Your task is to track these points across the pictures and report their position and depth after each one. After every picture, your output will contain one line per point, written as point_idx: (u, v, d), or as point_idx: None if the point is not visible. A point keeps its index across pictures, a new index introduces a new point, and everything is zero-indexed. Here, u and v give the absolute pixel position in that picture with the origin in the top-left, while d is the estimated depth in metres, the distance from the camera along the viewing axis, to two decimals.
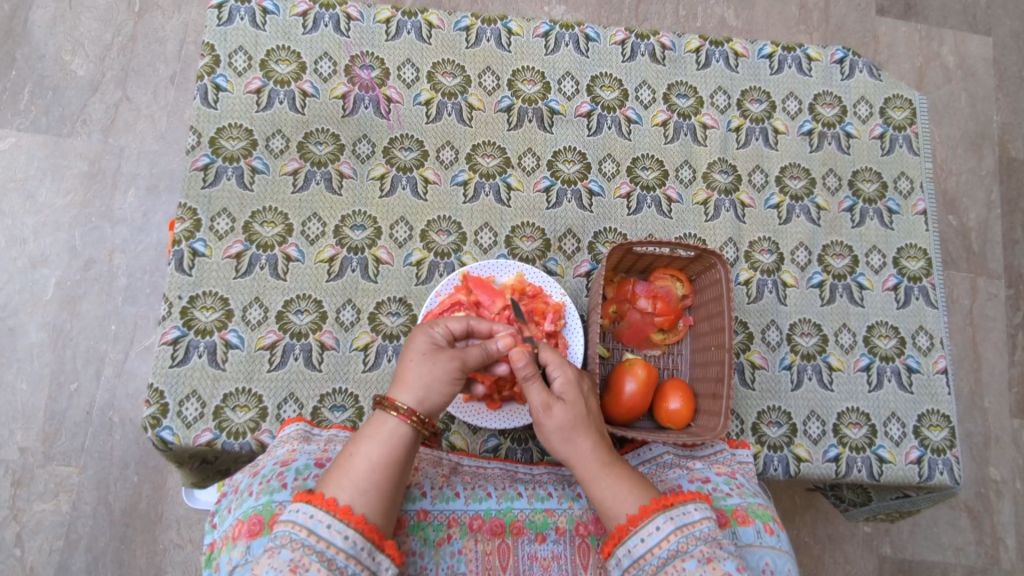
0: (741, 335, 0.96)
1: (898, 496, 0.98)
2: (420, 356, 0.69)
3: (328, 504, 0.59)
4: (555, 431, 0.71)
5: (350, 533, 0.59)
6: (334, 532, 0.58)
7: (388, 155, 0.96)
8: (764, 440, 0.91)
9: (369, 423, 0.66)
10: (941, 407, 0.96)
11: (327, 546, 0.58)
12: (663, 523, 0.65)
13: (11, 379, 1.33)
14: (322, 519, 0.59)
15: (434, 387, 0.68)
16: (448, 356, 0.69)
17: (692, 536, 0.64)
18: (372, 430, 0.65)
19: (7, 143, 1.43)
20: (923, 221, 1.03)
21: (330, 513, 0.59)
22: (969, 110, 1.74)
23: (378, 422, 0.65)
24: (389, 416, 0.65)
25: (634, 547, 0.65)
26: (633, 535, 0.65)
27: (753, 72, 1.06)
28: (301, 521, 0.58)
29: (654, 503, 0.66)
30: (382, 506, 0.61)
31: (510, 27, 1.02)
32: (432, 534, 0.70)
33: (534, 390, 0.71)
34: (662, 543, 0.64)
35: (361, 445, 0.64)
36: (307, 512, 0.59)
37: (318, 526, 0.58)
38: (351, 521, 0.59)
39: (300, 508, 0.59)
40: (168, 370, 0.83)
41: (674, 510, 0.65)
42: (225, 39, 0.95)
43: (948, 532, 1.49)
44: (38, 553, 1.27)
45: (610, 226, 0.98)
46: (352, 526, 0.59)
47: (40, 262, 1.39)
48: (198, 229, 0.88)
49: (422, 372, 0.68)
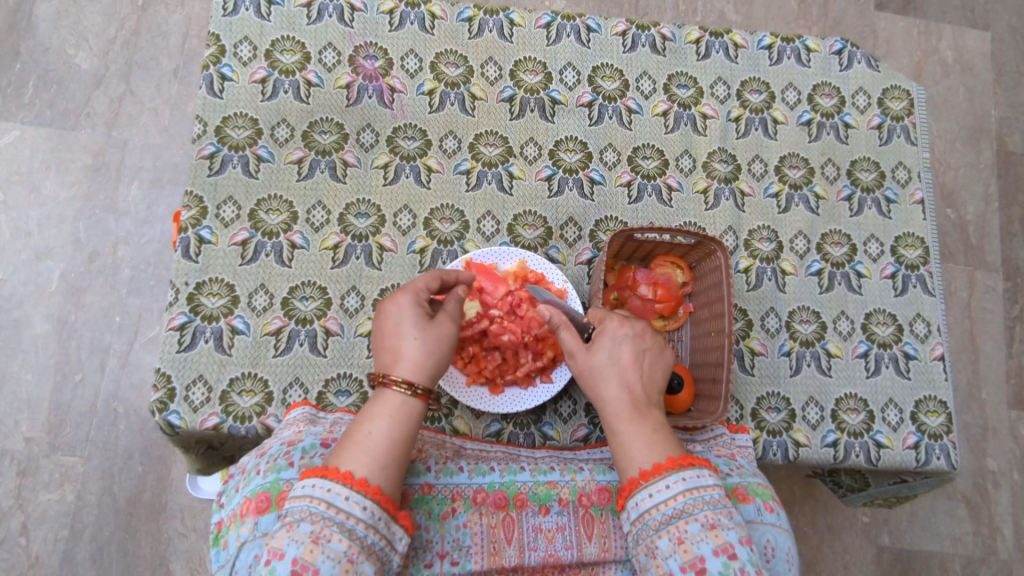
0: (740, 322, 0.97)
1: (895, 482, 0.99)
2: (417, 335, 0.70)
3: (344, 477, 0.60)
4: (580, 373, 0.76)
5: (367, 504, 0.60)
6: (352, 504, 0.59)
7: (392, 145, 0.97)
8: (763, 425, 0.92)
9: (373, 402, 0.67)
10: (938, 393, 0.97)
11: (347, 517, 0.59)
12: (674, 483, 0.66)
13: (15, 371, 1.34)
14: (339, 492, 0.60)
15: (433, 359, 0.70)
16: (441, 329, 0.72)
17: (699, 500, 0.65)
18: (375, 407, 0.66)
19: (11, 136, 1.44)
20: (921, 210, 1.04)
21: (346, 486, 0.60)
22: (967, 104, 1.75)
23: (383, 399, 0.67)
24: (393, 395, 0.67)
25: (642, 501, 0.66)
26: (642, 490, 0.66)
27: (752, 63, 1.07)
28: (319, 495, 0.59)
29: (669, 462, 0.67)
30: (397, 473, 0.63)
31: (512, 18, 1.03)
32: (436, 508, 0.71)
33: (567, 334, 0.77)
34: (670, 501, 0.65)
35: (366, 423, 0.65)
36: (324, 487, 0.60)
37: (336, 499, 0.59)
38: (368, 492, 0.60)
39: (316, 483, 0.60)
40: (175, 355, 0.84)
41: (685, 472, 0.66)
42: (230, 29, 0.96)
43: (947, 522, 1.50)
44: (43, 542, 1.28)
45: (611, 215, 0.99)
46: (370, 498, 0.60)
47: (45, 254, 1.40)
48: (204, 216, 0.89)
49: (419, 350, 0.70)
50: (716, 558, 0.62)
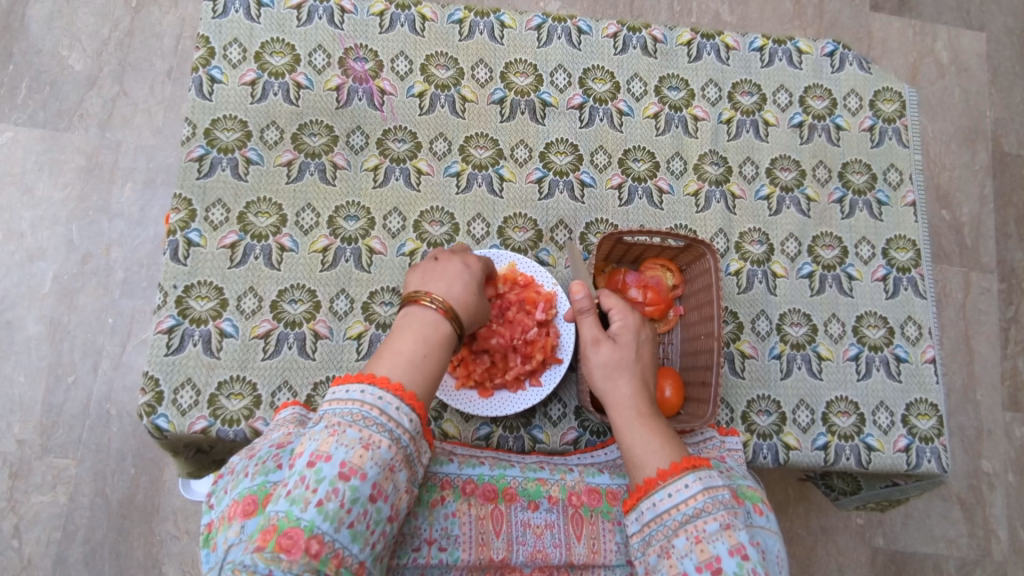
0: (731, 325, 0.97)
1: (887, 485, 0.99)
2: (471, 283, 0.77)
3: (396, 388, 0.64)
4: (598, 367, 0.78)
5: (413, 418, 0.64)
6: (401, 415, 0.63)
7: (382, 147, 0.97)
8: (753, 429, 0.92)
9: (422, 322, 0.71)
10: (929, 395, 0.97)
11: (395, 426, 0.63)
12: (691, 482, 0.67)
13: (8, 372, 1.34)
14: (391, 401, 0.63)
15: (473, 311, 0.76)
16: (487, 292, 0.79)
17: (717, 500, 0.66)
18: (420, 326, 0.70)
19: (4, 137, 1.44)
20: (912, 212, 1.04)
21: (397, 396, 0.64)
22: (962, 105, 1.75)
23: (435, 324, 0.71)
24: (444, 324, 0.72)
25: (659, 501, 0.67)
26: (660, 489, 0.68)
27: (743, 65, 1.07)
28: (370, 402, 0.62)
29: (684, 462, 0.69)
30: (428, 399, 0.68)
31: (502, 20, 1.03)
32: (426, 496, 0.71)
33: (588, 325, 0.80)
34: (688, 501, 0.66)
35: (415, 342, 0.69)
36: (376, 394, 0.63)
37: (387, 407, 0.63)
38: (414, 406, 0.65)
39: (368, 390, 0.63)
40: (163, 358, 0.84)
41: (702, 472, 0.68)
42: (219, 31, 0.95)
43: (941, 524, 1.50)
44: (36, 544, 1.28)
45: (602, 217, 0.99)
46: (415, 413, 0.65)
47: (37, 256, 1.40)
48: (192, 219, 0.89)
49: (471, 297, 0.76)
50: (731, 557, 0.62)
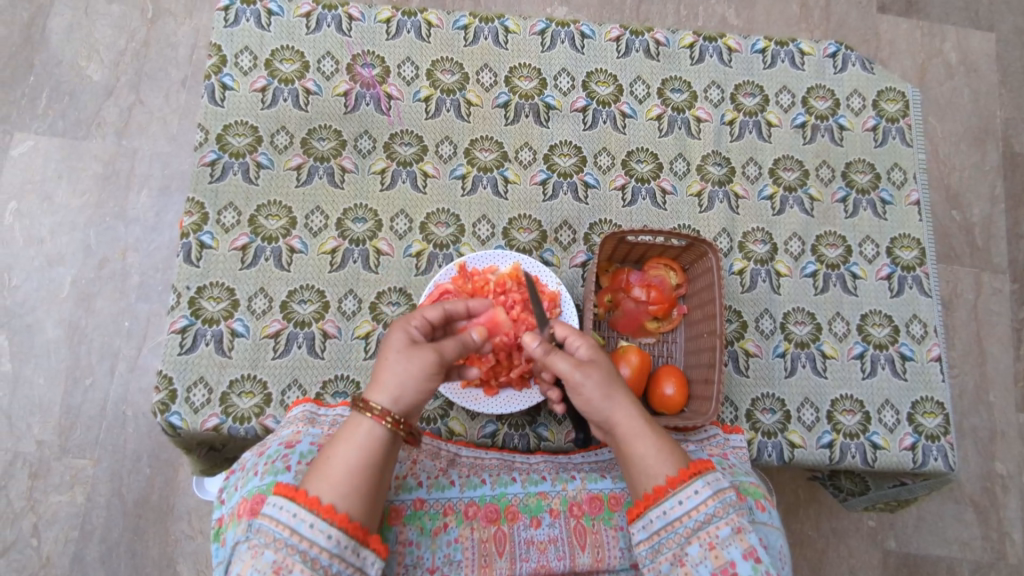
0: (734, 324, 0.98)
1: (894, 484, 0.99)
2: (397, 353, 0.70)
3: (311, 502, 0.62)
4: (596, 392, 0.71)
5: (332, 532, 0.61)
6: (317, 532, 0.61)
7: (389, 150, 0.99)
8: (758, 427, 0.93)
9: (348, 425, 0.67)
10: (935, 394, 0.97)
11: (310, 545, 0.61)
12: (700, 488, 0.67)
13: (28, 375, 1.37)
14: (305, 518, 0.62)
15: (409, 386, 0.68)
16: (424, 350, 0.70)
17: (726, 503, 0.67)
18: (350, 433, 0.66)
19: (26, 146, 1.48)
20: (917, 211, 1.04)
21: (313, 512, 0.62)
22: (971, 105, 1.74)
23: (356, 426, 0.66)
24: (365, 418, 0.66)
25: (670, 509, 0.67)
26: (671, 497, 0.67)
27: (745, 67, 1.08)
28: (285, 520, 0.62)
29: (690, 468, 0.69)
30: (362, 515, 0.63)
31: (507, 25, 1.04)
32: (428, 524, 0.74)
33: (561, 360, 0.72)
34: (699, 506, 0.67)
35: (342, 447, 0.65)
36: (290, 511, 0.62)
37: (302, 525, 0.61)
38: (334, 520, 0.62)
39: (284, 505, 0.62)
40: (176, 358, 0.86)
41: (710, 476, 0.68)
42: (231, 39, 0.98)
43: (954, 527, 1.49)
44: (54, 543, 1.30)
45: (606, 218, 1.00)
46: (335, 525, 0.61)
47: (57, 261, 1.43)
48: (205, 222, 0.92)
49: (399, 369, 0.69)
50: (745, 561, 0.64)
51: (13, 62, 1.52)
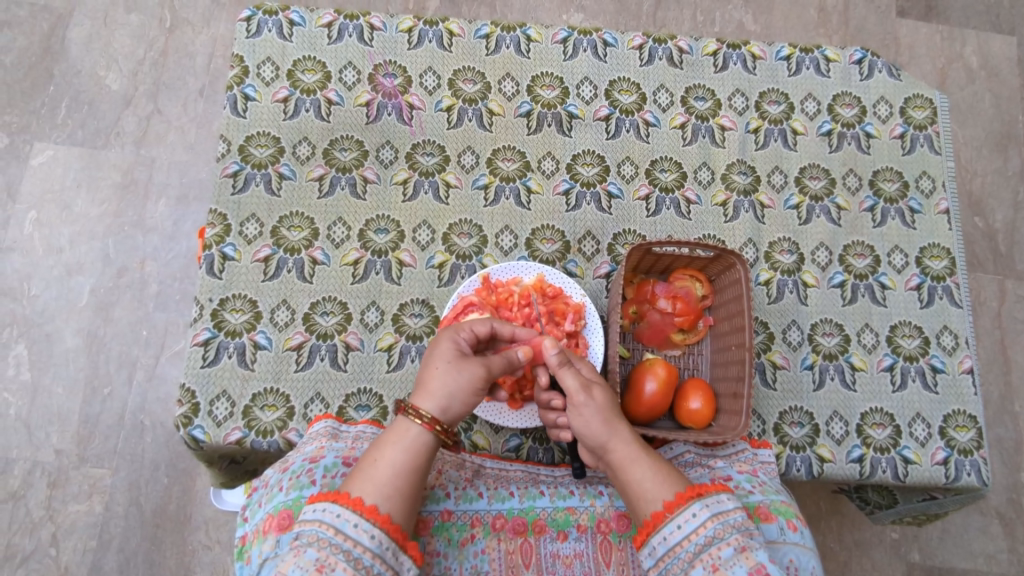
0: (762, 335, 0.96)
1: (924, 498, 0.97)
2: (447, 363, 0.72)
3: (354, 503, 0.62)
4: (597, 412, 0.72)
5: (376, 532, 0.61)
6: (360, 532, 0.61)
7: (411, 161, 0.98)
8: (786, 440, 0.91)
9: (394, 428, 0.69)
10: (967, 407, 0.95)
11: (353, 545, 0.60)
12: (699, 510, 0.66)
13: (47, 384, 1.37)
14: (349, 518, 0.61)
15: (457, 397, 0.71)
16: (475, 364, 0.73)
17: (727, 524, 0.65)
18: (398, 435, 0.68)
19: (45, 156, 1.49)
20: (946, 220, 1.02)
21: (356, 512, 0.61)
22: (993, 110, 1.72)
23: (403, 429, 0.68)
24: (414, 423, 0.68)
25: (670, 534, 0.65)
26: (669, 522, 0.66)
27: (770, 75, 1.06)
28: (329, 520, 0.61)
29: (688, 491, 0.67)
30: (406, 518, 0.64)
31: (529, 34, 1.04)
32: (455, 535, 0.73)
33: (568, 376, 0.75)
34: (699, 529, 0.65)
35: (387, 449, 0.67)
36: (334, 512, 0.61)
37: (344, 525, 0.61)
38: (377, 520, 0.62)
39: (326, 508, 0.62)
40: (199, 370, 0.86)
41: (708, 498, 0.67)
42: (253, 50, 0.98)
43: (979, 540, 1.46)
44: (72, 553, 1.30)
45: (630, 228, 0.99)
46: (378, 526, 0.61)
47: (76, 270, 1.44)
48: (227, 234, 0.91)
49: (447, 380, 0.71)
50: None
51: (33, 72, 1.53)
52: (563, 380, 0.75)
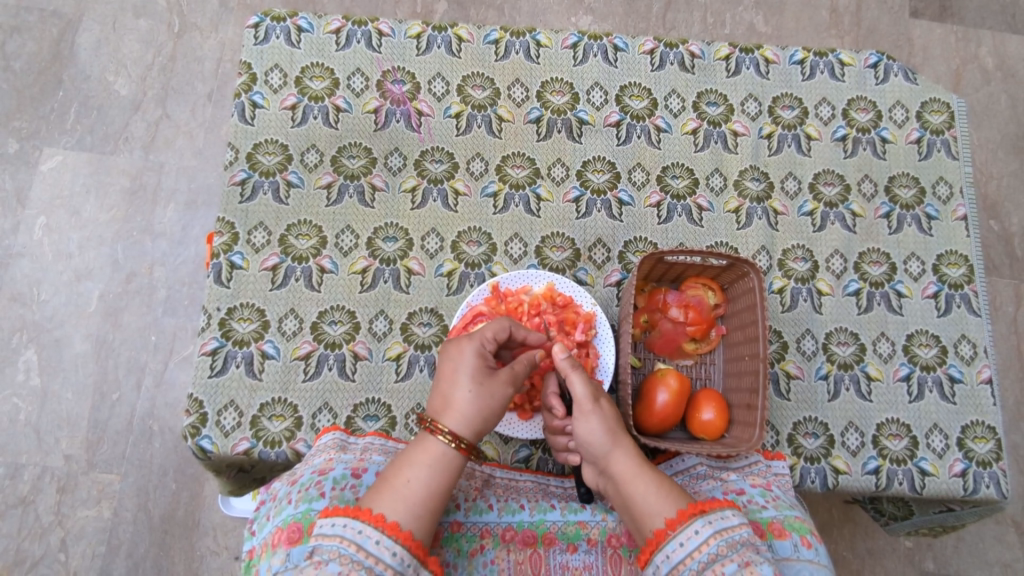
0: (775, 345, 0.95)
1: (941, 511, 0.94)
2: (473, 380, 0.71)
3: (377, 520, 0.61)
4: (603, 424, 0.72)
5: (397, 549, 0.60)
6: (382, 549, 0.60)
7: (419, 168, 0.97)
8: (800, 452, 0.89)
9: (417, 447, 0.68)
10: (986, 418, 0.93)
11: (375, 562, 0.59)
12: (701, 527, 0.64)
13: (56, 389, 1.38)
14: (370, 535, 0.60)
15: (486, 417, 0.71)
16: (502, 383, 0.73)
17: (730, 541, 0.63)
18: (424, 456, 0.67)
19: (55, 161, 1.50)
20: (964, 227, 1.00)
21: (378, 529, 0.60)
22: (1009, 112, 1.69)
23: (426, 447, 0.67)
24: (442, 444, 0.68)
25: (672, 553, 0.64)
26: (671, 540, 0.64)
27: (784, 79, 1.05)
28: (349, 536, 0.60)
29: (691, 507, 0.65)
30: (426, 534, 0.63)
31: (538, 39, 1.03)
32: (465, 546, 0.72)
33: (578, 383, 0.73)
34: (701, 547, 0.63)
35: (410, 466, 0.66)
36: (355, 527, 0.60)
37: (366, 542, 0.60)
38: (399, 537, 0.60)
39: (348, 523, 0.60)
40: (207, 380, 0.85)
41: (712, 515, 0.64)
42: (261, 57, 0.98)
43: (995, 548, 1.44)
44: (81, 558, 1.30)
45: (641, 235, 0.97)
46: (400, 543, 0.60)
47: (85, 276, 1.44)
48: (235, 242, 0.91)
49: (475, 399, 0.71)
50: None
51: (42, 77, 1.54)
52: (573, 388, 0.74)
